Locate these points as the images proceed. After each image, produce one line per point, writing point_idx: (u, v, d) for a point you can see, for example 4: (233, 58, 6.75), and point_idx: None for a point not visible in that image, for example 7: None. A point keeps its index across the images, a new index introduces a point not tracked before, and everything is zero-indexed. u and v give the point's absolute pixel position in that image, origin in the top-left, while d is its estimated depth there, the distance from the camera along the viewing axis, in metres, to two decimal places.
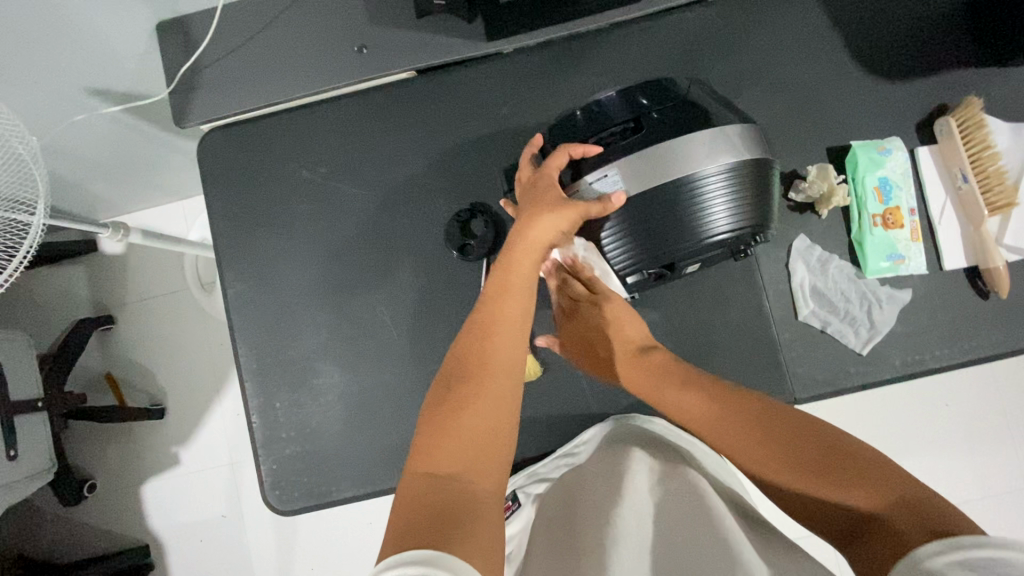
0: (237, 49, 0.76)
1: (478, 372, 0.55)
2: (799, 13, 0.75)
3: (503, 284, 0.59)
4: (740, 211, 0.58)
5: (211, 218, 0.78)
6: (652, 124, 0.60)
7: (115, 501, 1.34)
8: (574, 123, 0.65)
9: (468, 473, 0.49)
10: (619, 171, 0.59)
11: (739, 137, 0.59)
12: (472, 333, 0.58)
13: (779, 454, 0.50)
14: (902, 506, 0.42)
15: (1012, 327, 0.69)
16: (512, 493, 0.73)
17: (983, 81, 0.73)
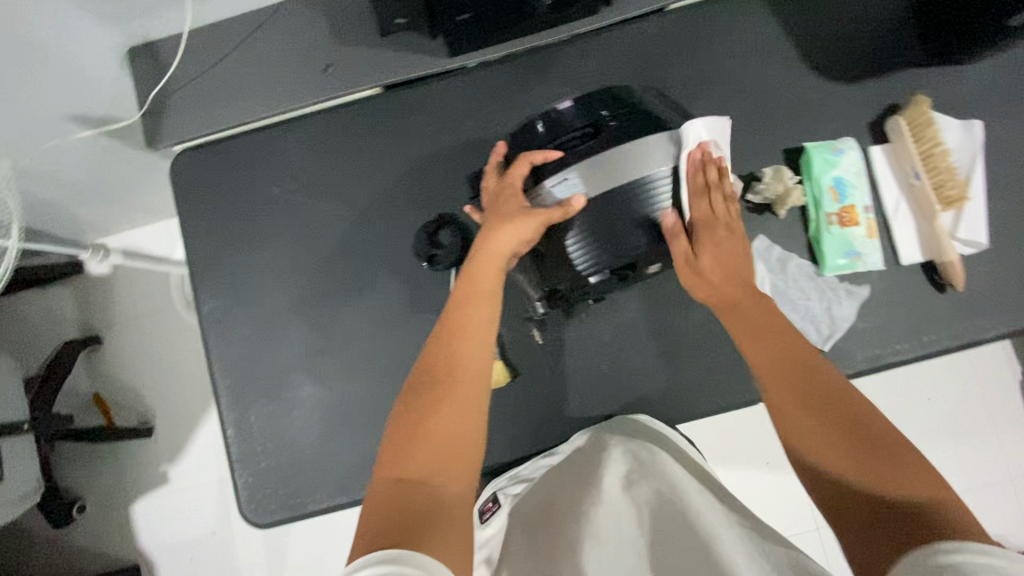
0: (207, 72, 0.77)
1: (445, 380, 0.55)
2: (753, 19, 0.77)
3: (468, 290, 0.60)
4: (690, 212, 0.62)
5: (185, 236, 0.79)
6: (609, 129, 0.61)
7: (104, 521, 1.34)
8: (534, 130, 0.65)
9: (438, 478, 0.50)
10: (578, 174, 0.60)
11: (691, 141, 0.62)
12: (440, 339, 0.58)
13: (823, 433, 0.49)
14: (929, 505, 0.43)
15: (969, 319, 0.71)
16: (492, 494, 0.76)
17: (933, 81, 0.74)
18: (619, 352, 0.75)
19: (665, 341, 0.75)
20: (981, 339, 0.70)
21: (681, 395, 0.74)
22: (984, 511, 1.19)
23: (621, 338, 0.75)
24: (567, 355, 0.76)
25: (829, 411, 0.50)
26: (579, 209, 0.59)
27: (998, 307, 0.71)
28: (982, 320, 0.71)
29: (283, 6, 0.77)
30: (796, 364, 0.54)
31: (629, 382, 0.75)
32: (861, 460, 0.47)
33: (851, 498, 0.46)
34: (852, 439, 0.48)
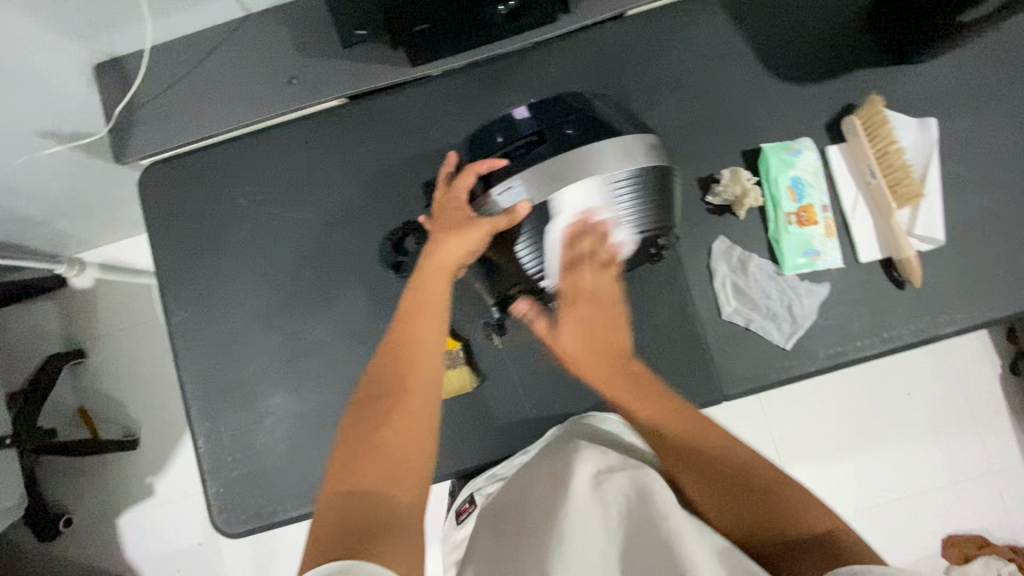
0: (173, 86, 0.78)
1: (395, 393, 0.56)
2: (709, 24, 0.78)
3: (415, 303, 0.61)
4: (647, 219, 0.61)
5: (154, 250, 0.80)
6: (561, 134, 0.62)
7: (90, 535, 1.34)
8: (490, 135, 0.65)
9: (384, 490, 0.51)
10: (524, 180, 0.60)
11: (643, 143, 0.61)
12: (391, 351, 0.59)
13: (708, 481, 0.55)
14: (825, 532, 0.49)
15: (929, 314, 0.71)
16: (470, 494, 0.77)
17: (888, 80, 0.75)
18: None
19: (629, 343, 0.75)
20: (941, 334, 0.71)
21: None
22: (965, 505, 1.20)
23: None
24: (532, 359, 0.76)
25: (720, 468, 0.55)
26: (524, 216, 0.60)
27: (956, 303, 0.71)
28: (941, 316, 0.71)
29: (246, 21, 0.78)
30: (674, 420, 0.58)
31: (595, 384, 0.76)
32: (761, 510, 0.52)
33: (764, 538, 0.51)
34: (754, 492, 0.53)
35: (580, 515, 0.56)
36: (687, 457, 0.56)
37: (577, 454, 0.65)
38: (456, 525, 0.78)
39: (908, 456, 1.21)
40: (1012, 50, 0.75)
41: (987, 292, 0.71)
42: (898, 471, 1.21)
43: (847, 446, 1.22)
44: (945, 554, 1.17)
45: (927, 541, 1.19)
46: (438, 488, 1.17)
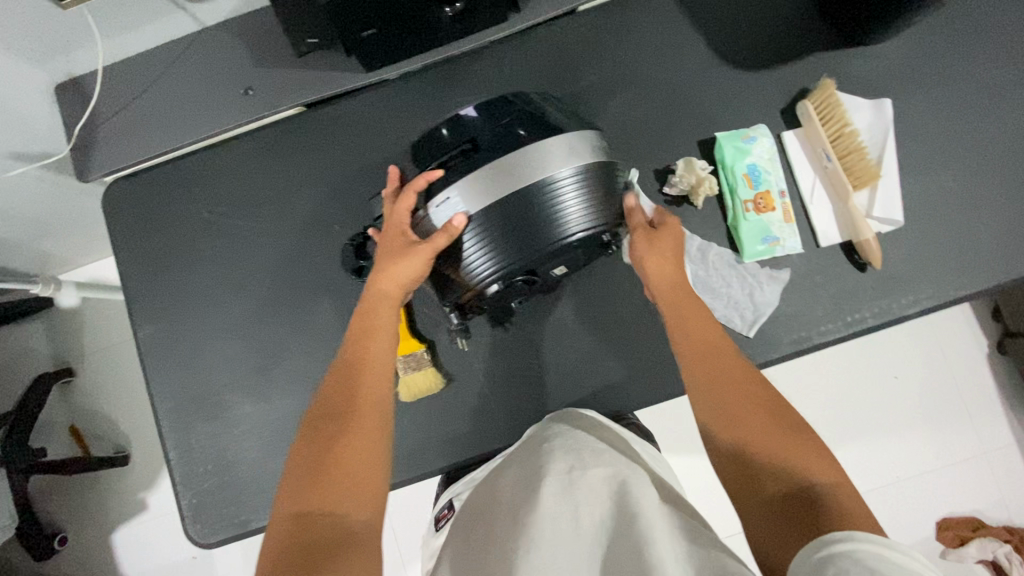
0: (131, 103, 0.79)
1: (349, 409, 0.57)
2: (662, 15, 0.77)
3: (366, 331, 0.62)
4: (591, 214, 0.59)
5: (120, 266, 0.80)
6: (505, 130, 0.59)
7: (85, 552, 1.35)
8: (436, 133, 0.63)
9: (342, 505, 0.51)
10: (459, 192, 0.58)
11: (579, 141, 0.59)
12: (341, 377, 0.60)
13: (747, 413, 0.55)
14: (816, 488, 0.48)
15: (891, 295, 0.71)
16: (449, 500, 0.74)
17: (843, 63, 0.75)
18: (548, 351, 0.76)
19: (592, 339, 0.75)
20: (905, 315, 0.71)
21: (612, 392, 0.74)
22: (958, 487, 1.18)
23: (549, 339, 0.76)
24: (497, 357, 0.76)
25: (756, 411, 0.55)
26: (462, 227, 0.58)
27: (918, 283, 0.71)
28: (904, 297, 0.71)
29: (202, 34, 0.79)
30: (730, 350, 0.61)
31: (561, 381, 0.75)
32: (754, 464, 0.52)
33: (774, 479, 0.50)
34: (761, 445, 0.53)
35: (557, 526, 0.53)
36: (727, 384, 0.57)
37: (558, 455, 0.62)
38: (435, 533, 0.73)
39: (896, 440, 1.20)
40: (965, 28, 0.75)
41: (949, 271, 0.71)
42: (888, 455, 1.20)
43: (835, 432, 1.21)
44: (939, 537, 1.16)
45: (921, 525, 1.18)
46: (424, 491, 1.17)
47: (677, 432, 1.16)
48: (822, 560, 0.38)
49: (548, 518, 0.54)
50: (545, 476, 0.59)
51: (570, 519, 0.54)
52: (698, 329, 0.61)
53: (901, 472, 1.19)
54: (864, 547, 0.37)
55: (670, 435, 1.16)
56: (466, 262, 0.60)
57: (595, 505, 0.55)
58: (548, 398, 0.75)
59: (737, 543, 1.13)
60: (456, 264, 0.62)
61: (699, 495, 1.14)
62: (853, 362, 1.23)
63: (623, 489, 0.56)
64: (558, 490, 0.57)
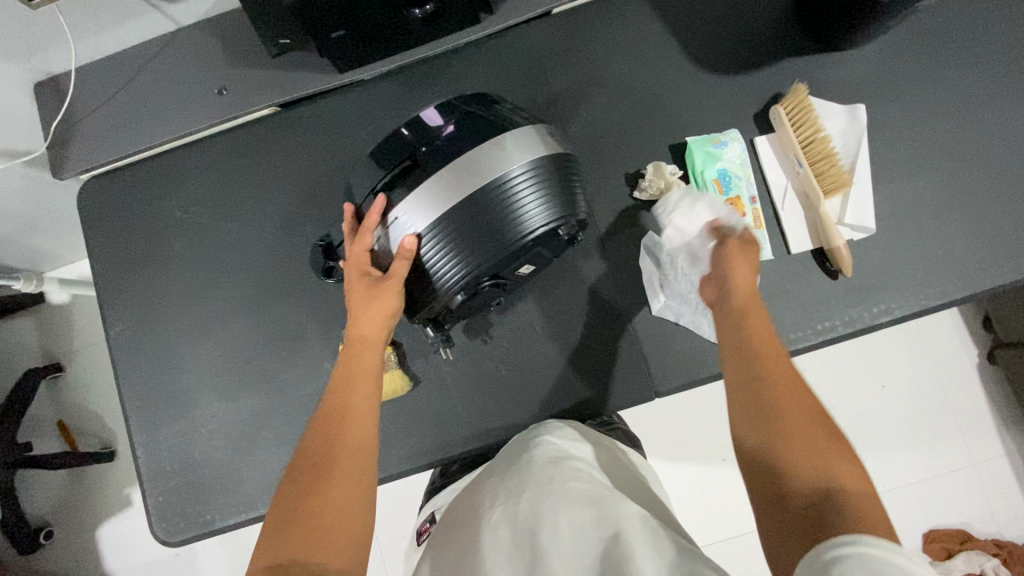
0: (106, 101, 0.79)
1: (325, 457, 0.54)
2: (636, 19, 0.77)
3: (348, 377, 0.60)
4: (544, 207, 0.58)
5: (93, 264, 0.81)
6: (465, 133, 0.58)
7: (69, 547, 1.35)
8: (397, 134, 0.60)
9: (315, 557, 0.48)
10: (407, 212, 0.57)
11: (524, 136, 0.58)
12: (323, 424, 0.57)
13: (796, 407, 0.50)
14: (839, 495, 0.43)
15: (863, 303, 0.70)
16: (430, 514, 0.72)
17: (817, 69, 0.75)
18: (515, 356, 0.74)
19: (560, 345, 0.74)
20: (877, 323, 0.70)
21: (579, 398, 0.73)
22: (946, 499, 1.16)
23: (517, 344, 0.74)
24: (464, 361, 0.75)
25: (805, 409, 0.50)
26: (414, 249, 0.58)
27: (891, 292, 0.70)
28: (877, 305, 0.70)
29: (178, 34, 0.79)
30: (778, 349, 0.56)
31: (527, 386, 0.74)
32: (791, 455, 0.47)
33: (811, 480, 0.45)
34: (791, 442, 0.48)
35: (539, 538, 0.49)
36: (782, 376, 0.52)
37: (543, 465, 0.57)
38: (414, 546, 0.72)
39: (882, 449, 1.19)
40: (941, 33, 0.74)
41: (922, 281, 0.70)
42: (875, 465, 1.18)
43: None
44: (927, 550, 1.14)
45: (907, 537, 1.15)
46: (404, 495, 1.17)
47: (659, 438, 1.15)
48: (827, 563, 0.37)
49: (529, 536, 0.50)
50: (521, 491, 0.55)
51: (550, 520, 0.50)
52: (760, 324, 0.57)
53: (887, 482, 1.17)
54: (872, 552, 0.36)
55: (651, 441, 1.15)
56: (431, 278, 0.59)
57: (572, 508, 0.51)
58: (514, 403, 0.73)
59: (719, 552, 1.11)
60: (422, 275, 0.60)
61: (681, 504, 1.13)
62: (839, 369, 1.22)
63: (603, 498, 0.52)
64: (541, 501, 0.52)
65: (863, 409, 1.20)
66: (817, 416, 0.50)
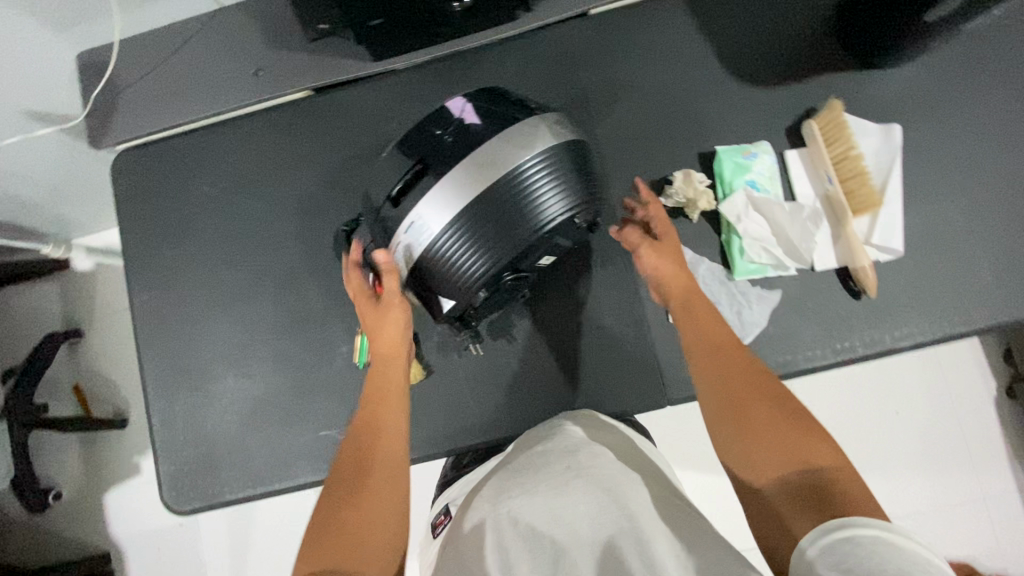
0: (145, 75, 0.80)
1: (358, 472, 0.55)
2: (674, 25, 0.77)
3: (376, 393, 0.61)
4: (553, 199, 0.56)
5: (122, 234, 0.82)
6: (483, 129, 0.57)
7: (77, 509, 1.37)
8: (417, 131, 0.59)
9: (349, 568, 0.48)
10: (422, 215, 0.56)
11: (535, 127, 0.57)
12: (355, 441, 0.58)
13: (759, 397, 0.53)
14: (819, 472, 0.46)
15: (885, 325, 0.69)
16: (445, 506, 0.70)
17: (854, 86, 0.74)
18: (529, 353, 0.74)
19: (573, 344, 0.74)
20: (897, 347, 0.69)
21: (590, 400, 0.73)
22: (955, 531, 1.14)
23: (531, 341, 0.75)
24: (479, 355, 0.75)
25: (762, 392, 0.53)
26: (434, 253, 0.57)
27: (912, 316, 0.69)
28: (898, 329, 0.69)
29: (220, 13, 0.80)
30: (732, 338, 0.59)
31: (539, 384, 0.74)
32: (764, 441, 0.50)
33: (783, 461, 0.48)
34: (763, 438, 0.50)
35: (542, 536, 0.48)
36: (742, 366, 0.56)
37: (546, 460, 0.56)
38: (429, 538, 0.70)
39: (891, 475, 1.17)
40: (985, 57, 0.73)
41: (946, 306, 0.69)
42: (883, 490, 1.16)
43: None
44: None
45: None
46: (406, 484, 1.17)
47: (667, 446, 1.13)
48: (823, 547, 0.39)
49: (528, 535, 0.49)
50: (515, 484, 0.54)
51: (550, 515, 0.49)
52: (711, 320, 0.60)
53: (895, 508, 1.16)
54: (865, 534, 0.38)
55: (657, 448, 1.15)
56: (449, 283, 0.59)
57: (579, 499, 0.50)
58: (525, 399, 0.74)
59: None
60: (442, 269, 0.58)
61: None
62: (852, 391, 1.20)
63: (618, 489, 0.50)
64: (540, 499, 0.51)
65: (875, 434, 1.18)
66: (775, 397, 0.53)
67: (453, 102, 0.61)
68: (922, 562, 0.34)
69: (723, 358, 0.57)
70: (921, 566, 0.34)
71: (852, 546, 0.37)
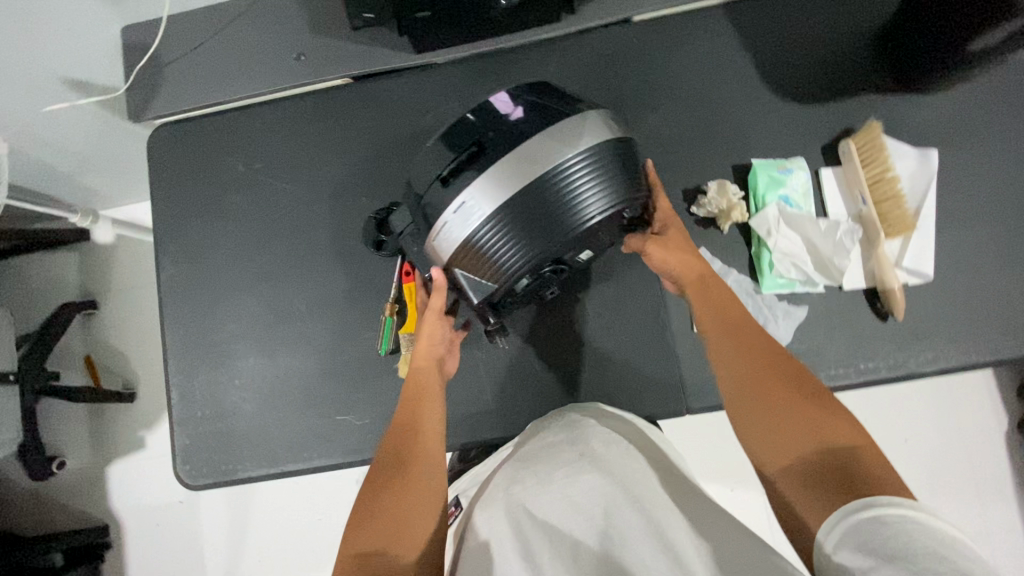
0: (188, 51, 0.81)
1: (401, 460, 0.55)
2: (717, 36, 0.77)
3: (419, 393, 0.62)
4: (598, 197, 0.57)
5: (154, 207, 0.83)
6: (536, 121, 0.57)
7: (80, 479, 1.38)
8: (465, 120, 0.59)
9: (393, 548, 0.48)
10: (474, 195, 0.56)
11: (583, 123, 0.57)
12: (398, 432, 0.58)
13: (777, 380, 0.52)
14: (843, 452, 0.45)
15: (910, 348, 0.69)
16: (455, 497, 0.70)
17: (894, 109, 0.74)
18: (550, 351, 0.75)
19: (596, 348, 0.74)
20: (922, 371, 0.69)
21: (609, 403, 0.73)
22: None
23: (554, 340, 0.75)
24: (499, 351, 0.75)
25: (778, 373, 0.52)
26: (475, 243, 0.57)
27: (939, 342, 0.69)
28: (924, 353, 0.69)
29: None
30: (748, 322, 0.58)
31: (559, 383, 0.74)
32: (784, 421, 0.49)
33: (802, 442, 0.47)
34: (783, 421, 0.49)
35: (559, 528, 0.47)
36: (757, 350, 0.55)
37: (556, 448, 0.55)
38: None
39: None
40: None
41: (974, 334, 0.69)
42: None
43: None
44: None
45: None
46: None
47: None
48: (847, 528, 0.39)
49: (543, 525, 0.48)
50: (526, 471, 0.53)
51: (566, 506, 0.48)
52: (727, 307, 0.59)
53: None
54: (889, 511, 0.38)
55: None
56: (487, 274, 0.59)
57: (596, 487, 0.49)
58: (544, 398, 0.74)
59: None
60: (480, 261, 0.59)
61: None
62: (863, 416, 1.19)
63: (632, 477, 0.50)
64: (552, 488, 0.50)
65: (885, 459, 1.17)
66: (792, 377, 0.52)
67: (502, 94, 0.61)
68: (950, 541, 0.35)
69: (739, 343, 0.56)
70: (946, 545, 0.34)
71: (880, 525, 0.37)
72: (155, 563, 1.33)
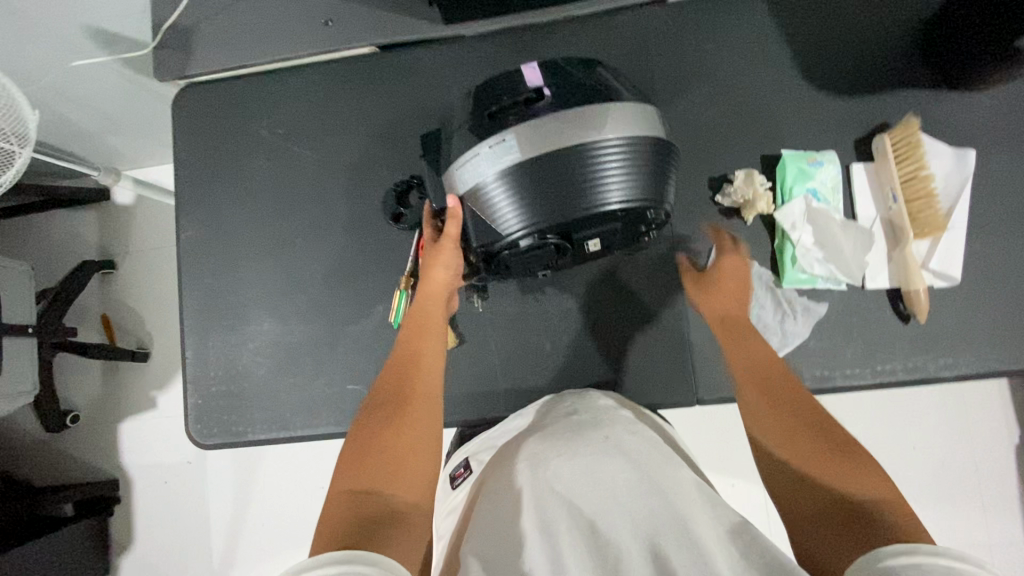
0: (217, 12, 0.80)
1: (399, 399, 0.56)
2: (756, 22, 0.75)
3: (420, 329, 0.63)
4: (634, 183, 0.56)
5: (177, 167, 0.83)
6: (576, 97, 0.56)
7: (92, 434, 1.41)
8: (501, 83, 0.59)
9: (393, 487, 0.48)
10: (516, 134, 0.55)
11: (632, 112, 0.57)
12: (399, 372, 0.58)
13: (801, 422, 0.53)
14: (866, 497, 0.44)
15: (929, 352, 0.68)
16: (466, 459, 0.68)
17: (933, 106, 0.72)
18: (562, 333, 0.74)
19: (611, 332, 0.74)
20: (939, 376, 0.68)
21: (618, 388, 0.73)
22: None
23: (567, 322, 0.74)
24: (512, 330, 0.75)
25: (805, 417, 0.54)
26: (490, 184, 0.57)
27: (960, 348, 0.68)
28: (943, 358, 0.68)
29: None
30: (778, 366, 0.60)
31: (569, 366, 0.74)
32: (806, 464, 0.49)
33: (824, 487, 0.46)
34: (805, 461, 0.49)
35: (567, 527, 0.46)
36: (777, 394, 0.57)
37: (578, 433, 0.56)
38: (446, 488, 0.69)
39: None
40: None
41: (997, 341, 0.67)
42: None
43: None
44: None
45: None
46: None
47: None
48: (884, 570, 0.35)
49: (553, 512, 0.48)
50: (544, 452, 0.54)
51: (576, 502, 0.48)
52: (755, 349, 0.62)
53: None
54: (929, 561, 0.35)
55: None
56: (495, 221, 0.58)
57: (613, 485, 0.49)
58: (554, 379, 0.74)
59: None
60: (490, 211, 0.58)
61: None
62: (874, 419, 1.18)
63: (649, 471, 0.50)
64: (569, 474, 0.50)
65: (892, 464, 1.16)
66: (821, 424, 0.52)
67: (546, 64, 0.60)
68: None
69: (766, 385, 0.58)
70: None
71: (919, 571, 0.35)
72: (162, 519, 1.36)
